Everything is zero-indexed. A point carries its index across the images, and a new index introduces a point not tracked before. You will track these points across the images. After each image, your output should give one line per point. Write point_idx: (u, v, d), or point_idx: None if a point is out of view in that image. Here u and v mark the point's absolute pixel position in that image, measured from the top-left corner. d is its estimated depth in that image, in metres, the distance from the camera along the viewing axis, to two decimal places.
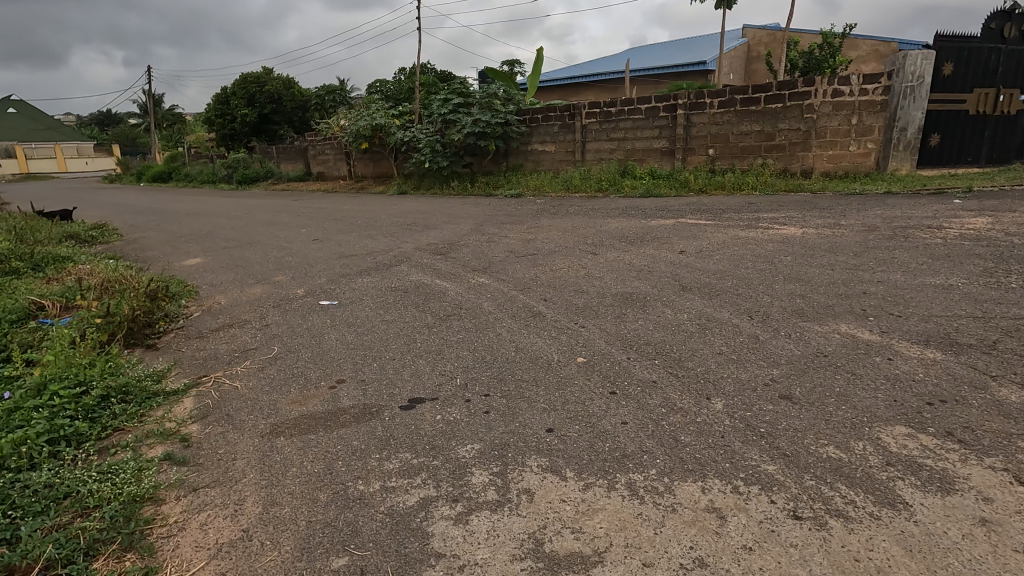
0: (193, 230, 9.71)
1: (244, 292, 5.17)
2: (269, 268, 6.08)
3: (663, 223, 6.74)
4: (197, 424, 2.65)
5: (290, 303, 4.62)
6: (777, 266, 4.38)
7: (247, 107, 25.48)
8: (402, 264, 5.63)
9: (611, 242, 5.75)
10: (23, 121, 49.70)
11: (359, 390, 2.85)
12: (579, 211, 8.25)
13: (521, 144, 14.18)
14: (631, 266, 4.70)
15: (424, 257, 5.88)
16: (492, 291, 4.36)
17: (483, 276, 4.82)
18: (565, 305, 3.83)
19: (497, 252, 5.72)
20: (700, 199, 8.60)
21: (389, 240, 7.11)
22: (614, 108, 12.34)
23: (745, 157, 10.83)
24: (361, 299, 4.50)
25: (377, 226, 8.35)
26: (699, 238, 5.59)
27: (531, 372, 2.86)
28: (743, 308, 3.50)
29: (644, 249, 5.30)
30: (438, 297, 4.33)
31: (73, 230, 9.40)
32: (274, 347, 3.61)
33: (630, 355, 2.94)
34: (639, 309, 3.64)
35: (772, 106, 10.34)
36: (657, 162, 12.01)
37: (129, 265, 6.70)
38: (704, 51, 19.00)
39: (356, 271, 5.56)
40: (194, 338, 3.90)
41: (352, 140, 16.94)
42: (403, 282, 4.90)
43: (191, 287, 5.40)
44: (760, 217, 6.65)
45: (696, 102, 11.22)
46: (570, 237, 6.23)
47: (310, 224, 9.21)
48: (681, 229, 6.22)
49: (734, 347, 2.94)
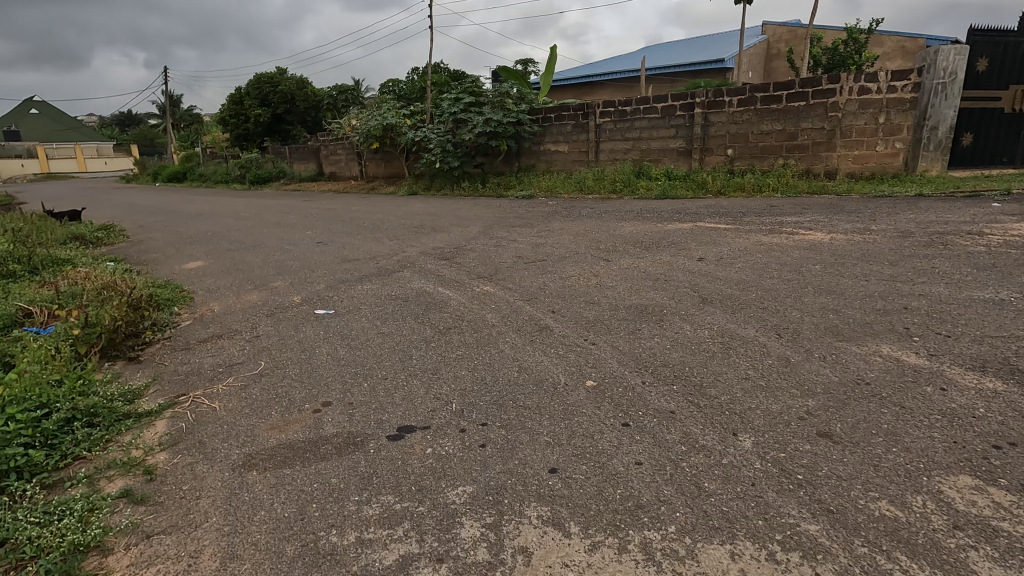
0: (199, 232, 9.59)
1: (240, 298, 4.96)
2: (268, 272, 5.88)
3: (680, 227, 6.41)
4: (166, 452, 2.41)
5: (284, 311, 4.39)
6: (805, 276, 4.04)
7: (260, 107, 25.52)
8: (404, 270, 5.38)
9: (625, 247, 5.44)
10: (45, 122, 50.60)
11: (345, 415, 2.59)
12: (592, 214, 7.94)
13: (533, 144, 13.89)
14: (646, 275, 4.40)
15: (428, 262, 5.63)
16: (497, 301, 4.09)
17: (488, 284, 4.55)
18: (574, 318, 3.55)
19: (504, 258, 5.44)
20: (718, 201, 8.24)
21: (394, 243, 6.87)
22: (629, 107, 12.00)
23: (765, 157, 10.43)
24: (358, 309, 4.25)
25: (384, 228, 8.12)
26: (719, 244, 5.26)
27: (534, 397, 2.58)
28: (770, 324, 3.18)
29: (660, 255, 4.99)
30: (440, 307, 4.07)
31: (79, 231, 9.32)
32: (261, 361, 3.38)
33: (645, 379, 2.65)
34: (655, 324, 3.34)
35: (794, 104, 9.93)
36: (673, 163, 11.64)
37: (128, 269, 6.55)
38: (722, 48, 18.54)
39: (357, 277, 5.33)
40: (180, 350, 3.69)
41: (363, 140, 16.79)
42: (404, 290, 4.65)
43: (186, 293, 5.20)
44: (784, 221, 6.30)
45: (714, 100, 10.85)
46: (582, 241, 5.94)
47: (317, 226, 9.01)
48: (700, 234, 5.89)
49: (762, 372, 2.62)
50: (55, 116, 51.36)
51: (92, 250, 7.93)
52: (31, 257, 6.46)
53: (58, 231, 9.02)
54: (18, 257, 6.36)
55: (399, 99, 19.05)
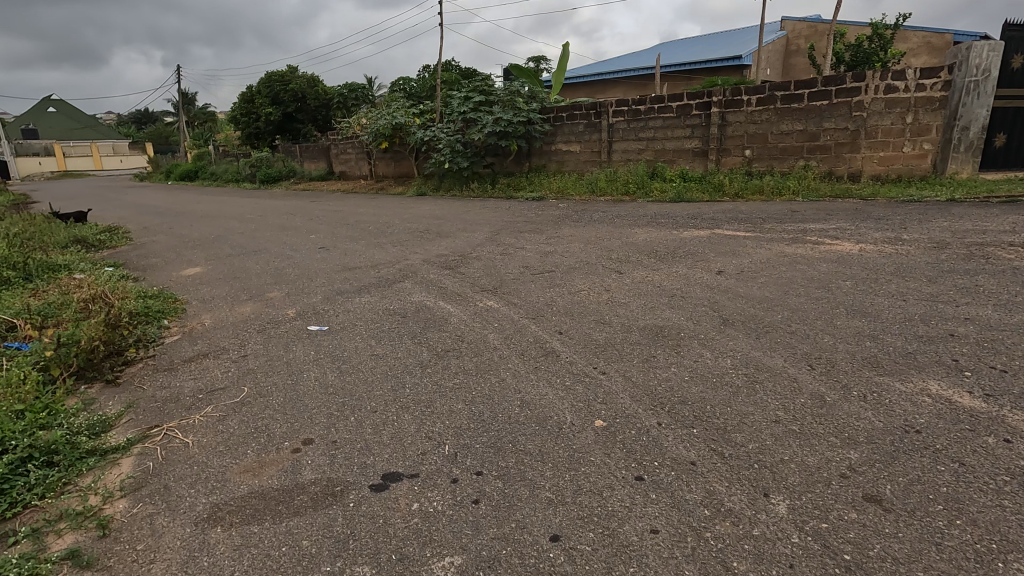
0: (203, 234, 9.45)
1: (233, 311, 4.75)
2: (266, 281, 5.66)
3: (696, 234, 6.10)
4: (126, 500, 2.17)
5: (276, 327, 4.17)
6: (835, 294, 3.73)
7: (271, 106, 25.46)
8: (404, 281, 5.13)
9: (638, 257, 5.14)
10: (63, 121, 51.23)
11: (326, 457, 2.34)
12: (603, 218, 7.65)
13: (544, 144, 13.58)
14: (661, 290, 4.11)
15: (430, 272, 5.37)
16: (501, 319, 3.82)
17: (492, 298, 4.28)
18: (583, 341, 3.27)
19: (511, 268, 5.17)
20: (735, 205, 7.91)
21: (398, 249, 6.63)
22: (644, 106, 11.65)
23: (785, 159, 10.04)
24: (354, 325, 4.00)
25: (388, 233, 7.88)
26: (739, 254, 4.95)
27: (536, 439, 2.31)
28: (799, 352, 2.88)
29: (675, 267, 4.69)
30: (439, 324, 3.81)
31: (82, 234, 9.21)
32: (244, 386, 3.14)
33: (661, 420, 2.36)
34: (671, 349, 3.04)
35: (816, 103, 9.53)
36: (689, 164, 11.27)
37: (125, 276, 6.38)
38: (739, 45, 18.05)
39: (356, 287, 5.09)
40: (161, 371, 3.47)
41: (372, 139, 16.60)
42: (403, 303, 4.39)
43: (178, 305, 5.00)
44: (807, 229, 5.95)
45: (732, 99, 10.47)
46: (592, 250, 5.65)
47: (321, 230, 8.81)
48: (718, 243, 5.57)
49: (794, 413, 2.32)
50: (72, 115, 51.94)
51: (93, 255, 7.82)
52: (27, 262, 6.33)
53: (61, 234, 8.92)
54: (13, 263, 6.23)
55: (409, 98, 18.82)
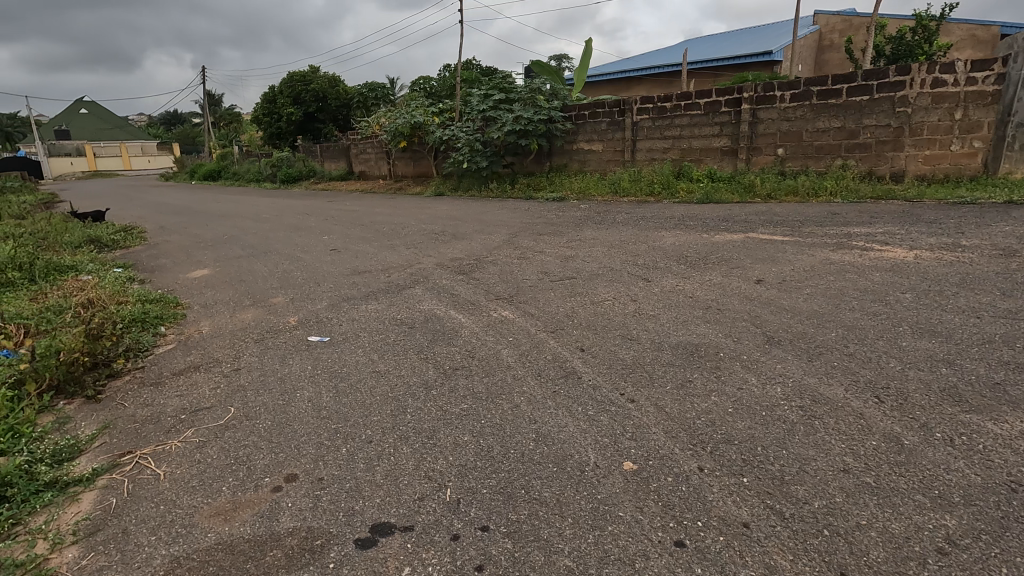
0: (217, 235, 9.30)
1: (233, 317, 4.48)
2: (272, 285, 5.40)
3: (729, 238, 5.67)
4: (77, 547, 1.88)
5: (276, 336, 3.89)
6: (894, 308, 3.29)
7: (293, 106, 25.52)
8: (415, 287, 4.81)
9: (667, 263, 4.74)
10: (94, 121, 52.42)
11: (310, 499, 2.02)
12: (627, 220, 7.25)
13: (566, 143, 13.18)
14: (694, 301, 3.72)
15: (443, 277, 5.05)
16: (517, 332, 3.47)
17: (507, 308, 3.94)
18: (608, 360, 2.90)
19: (528, 274, 4.82)
20: (769, 207, 7.44)
21: (412, 252, 6.33)
22: (670, 102, 11.19)
23: (821, 158, 9.50)
24: (357, 336, 3.70)
25: (402, 234, 7.59)
26: (779, 261, 4.52)
27: (553, 485, 1.95)
28: (862, 380, 2.47)
29: (709, 275, 4.29)
30: (448, 337, 3.47)
31: (97, 233, 9.11)
32: (232, 405, 2.85)
33: (703, 464, 1.98)
34: (709, 373, 2.65)
35: (856, 98, 8.97)
36: (717, 164, 10.78)
37: (131, 278, 6.19)
38: (769, 40, 17.40)
39: (364, 293, 4.78)
40: (147, 385, 3.20)
41: (390, 138, 16.41)
42: (412, 312, 4.07)
43: (179, 310, 4.76)
44: (852, 233, 5.48)
45: (764, 95, 9.96)
46: (617, 255, 5.26)
47: (334, 231, 8.57)
48: (753, 248, 5.14)
49: (866, 459, 1.93)
50: (103, 116, 53.13)
51: (105, 255, 7.69)
52: (34, 263, 6.18)
53: (76, 234, 8.83)
54: (20, 264, 6.08)
55: (428, 97, 18.59)
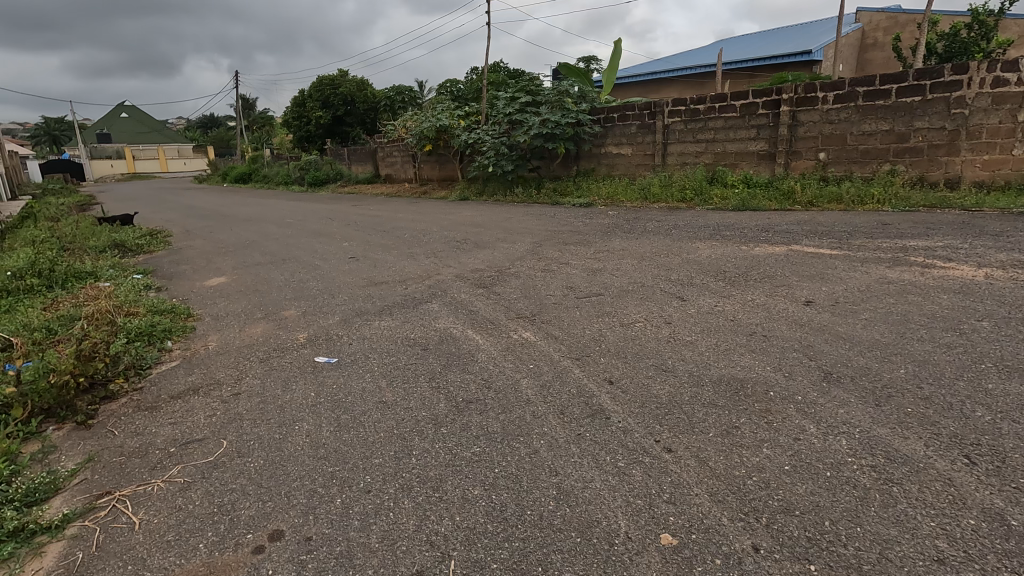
0: (240, 240, 9.25)
1: (243, 332, 4.29)
2: (286, 296, 5.22)
3: (769, 250, 5.26)
4: None
5: (283, 355, 3.67)
6: (973, 340, 2.87)
7: (321, 110, 25.76)
8: (432, 301, 4.55)
9: (703, 279, 4.38)
10: (134, 125, 54.09)
11: (294, 566, 1.74)
12: (658, 229, 6.89)
13: (593, 147, 12.81)
14: (736, 325, 3.36)
15: (462, 290, 4.79)
16: (539, 357, 3.16)
17: (529, 328, 3.64)
18: (639, 397, 2.57)
19: (552, 289, 4.51)
20: (812, 216, 6.97)
21: (432, 262, 6.09)
22: (704, 105, 10.74)
23: (867, 163, 8.94)
24: (366, 357, 3.45)
25: (423, 242, 7.37)
26: (828, 278, 4.11)
27: (576, 563, 1.64)
28: (946, 434, 2.09)
29: (750, 294, 3.91)
30: (463, 361, 3.19)
31: (122, 237, 9.14)
32: (226, 436, 2.62)
33: (759, 542, 1.64)
34: (758, 418, 2.30)
35: (907, 99, 8.39)
36: (753, 169, 10.29)
37: (147, 286, 6.10)
38: (809, 39, 16.70)
39: (379, 307, 4.55)
40: (142, 410, 3.00)
41: (416, 142, 16.31)
42: (427, 331, 3.80)
43: (189, 323, 4.60)
44: (908, 247, 5.01)
45: (804, 97, 9.45)
46: (647, 268, 4.91)
47: (355, 237, 8.40)
48: (797, 262, 4.73)
49: (966, 547, 1.55)
50: (142, 120, 54.83)
51: (128, 260, 7.67)
52: (54, 269, 6.13)
53: (102, 238, 8.87)
54: (39, 270, 6.03)
55: (455, 100, 18.46)
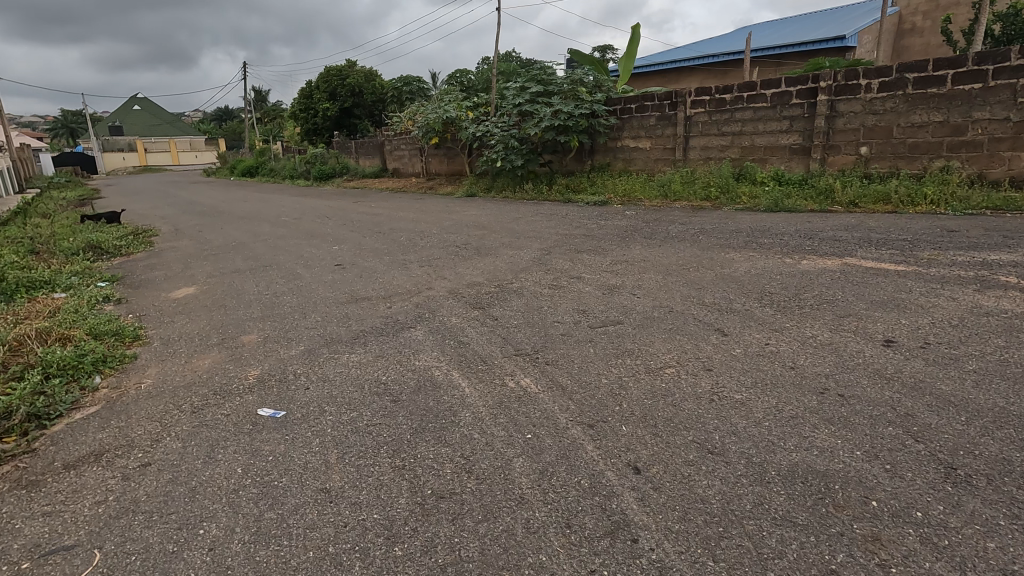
0: (227, 240, 8.59)
1: (189, 363, 3.59)
2: (253, 314, 4.51)
3: (819, 263, 4.43)
4: None
5: (222, 400, 2.96)
6: None
7: (329, 101, 25.10)
8: (415, 327, 3.80)
9: (746, 304, 3.57)
10: (146, 118, 53.98)
11: None
12: (683, 234, 6.07)
13: (610, 140, 11.95)
14: (797, 377, 2.57)
15: (455, 312, 4.05)
16: (539, 420, 2.41)
17: (529, 373, 2.88)
18: (677, 501, 1.81)
19: (561, 314, 3.75)
20: (860, 220, 6.13)
21: (424, 272, 5.36)
22: (731, 93, 9.85)
23: (915, 158, 8.02)
24: (320, 411, 2.71)
25: (419, 247, 6.63)
26: (905, 307, 3.29)
27: None
28: None
29: (809, 328, 3.11)
30: (442, 425, 2.45)
31: (101, 238, 8.51)
32: (104, 542, 1.91)
33: None
34: (866, 557, 1.52)
35: (964, 87, 7.47)
36: (785, 165, 9.40)
37: (106, 298, 5.41)
38: (842, 25, 15.60)
39: (354, 333, 3.82)
40: (18, 489, 2.29)
41: (422, 134, 15.59)
42: (404, 371, 3.07)
43: (131, 351, 3.89)
44: (991, 262, 4.15)
45: (845, 84, 8.53)
46: (675, 287, 4.11)
47: (349, 239, 7.69)
48: (857, 281, 3.92)
49: None
50: (155, 113, 54.70)
51: (99, 265, 7.02)
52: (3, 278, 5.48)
53: (79, 240, 8.25)
54: None
55: (464, 91, 17.66)
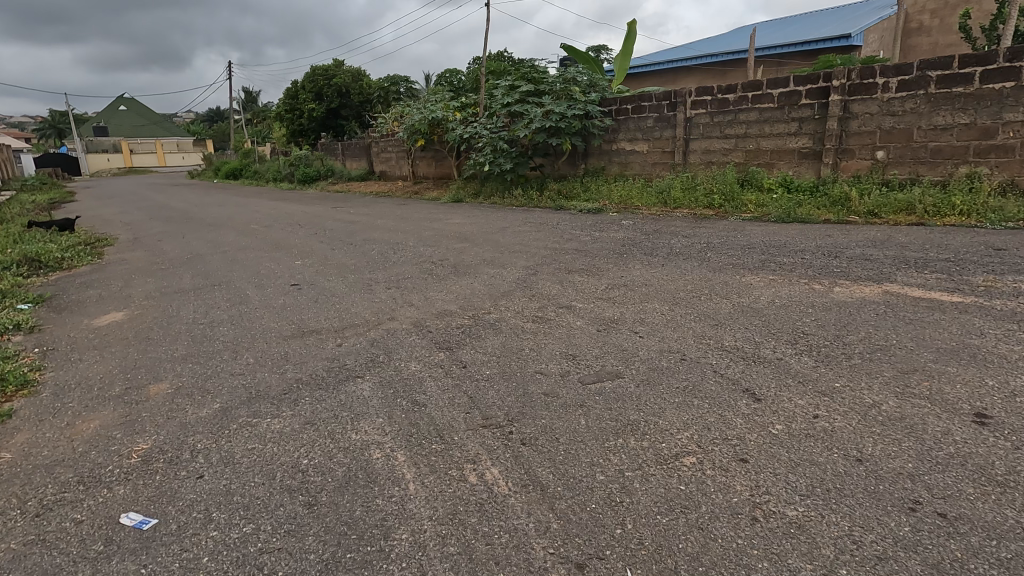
0: (184, 252, 7.80)
1: (70, 426, 2.81)
2: (178, 352, 3.74)
3: (853, 291, 3.73)
4: None
5: (83, 494, 2.18)
6: None
7: (315, 102, 24.33)
8: (363, 377, 3.05)
9: (778, 352, 2.85)
10: (133, 118, 52.95)
11: None
12: (688, 250, 5.37)
13: (604, 142, 11.25)
14: (870, 479, 1.83)
15: (416, 355, 3.31)
16: (505, 552, 1.66)
17: (497, 461, 2.13)
18: None
19: (546, 361, 3.01)
20: (887, 233, 5.44)
21: (390, 296, 4.62)
22: (735, 93, 9.16)
23: (938, 164, 7.34)
24: (205, 519, 1.95)
25: (390, 263, 5.88)
26: (984, 360, 2.57)
27: None
28: None
29: (867, 392, 2.37)
30: (365, 556, 1.69)
31: (43, 248, 7.68)
32: None
33: None
34: None
35: (993, 86, 6.81)
36: (794, 170, 8.71)
37: (17, 325, 4.59)
38: (847, 24, 14.96)
39: (287, 384, 3.06)
40: None
41: (408, 136, 14.87)
42: (333, 451, 2.32)
43: (6, 406, 3.08)
44: None
45: (859, 83, 7.85)
46: (685, 322, 3.39)
47: (316, 253, 6.91)
48: (907, 317, 3.21)
49: None
50: (142, 113, 53.72)
51: (29, 282, 6.20)
52: None
53: (16, 251, 7.43)
54: None
55: (453, 91, 16.95)
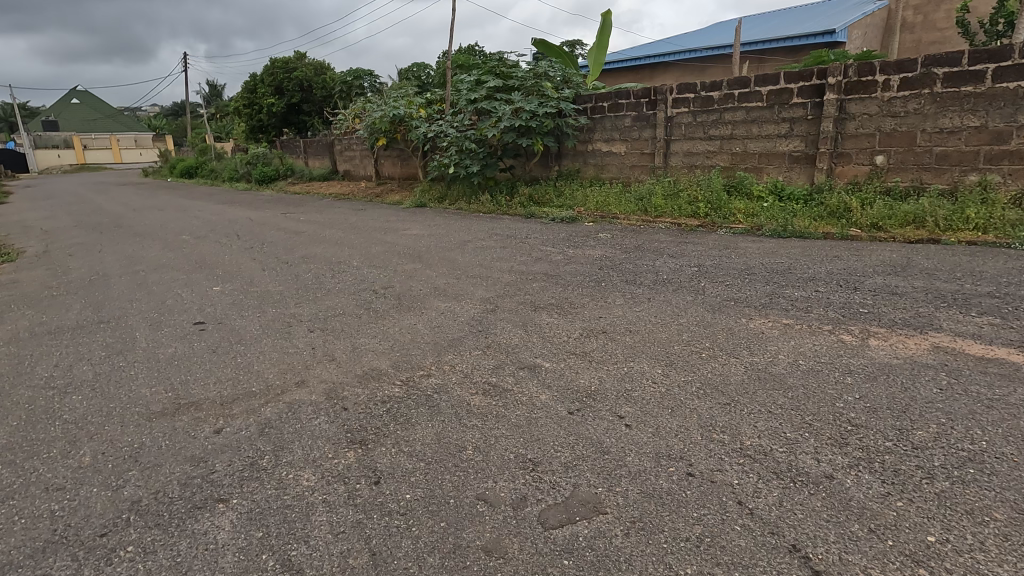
0: (90, 272, 6.65)
1: None
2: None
3: (894, 345, 2.92)
4: None
5: None
6: None
7: (274, 96, 22.94)
8: (227, 501, 2.09)
9: (826, 466, 1.97)
10: (87, 112, 50.29)
11: None
12: (679, 277, 4.51)
13: (579, 143, 10.37)
14: None
15: (317, 454, 2.35)
16: None
17: None
18: None
19: (495, 475, 2.08)
20: (906, 256, 4.70)
21: (311, 344, 3.65)
22: (721, 89, 8.37)
23: (944, 171, 6.65)
24: None
25: (325, 292, 4.90)
26: None
27: None
28: None
29: (984, 560, 1.52)
30: None
31: None
32: None
33: None
34: None
35: (1007, 86, 6.13)
36: (785, 175, 7.96)
37: None
38: (831, 20, 14.40)
39: (116, 515, 2.07)
40: None
41: (369, 134, 13.77)
42: None
43: None
44: None
45: (857, 81, 7.12)
46: (687, 399, 2.51)
47: (242, 275, 5.87)
48: (981, 391, 2.38)
49: None
50: (97, 107, 51.09)
51: None
52: None
53: None
54: None
55: (419, 87, 15.89)
